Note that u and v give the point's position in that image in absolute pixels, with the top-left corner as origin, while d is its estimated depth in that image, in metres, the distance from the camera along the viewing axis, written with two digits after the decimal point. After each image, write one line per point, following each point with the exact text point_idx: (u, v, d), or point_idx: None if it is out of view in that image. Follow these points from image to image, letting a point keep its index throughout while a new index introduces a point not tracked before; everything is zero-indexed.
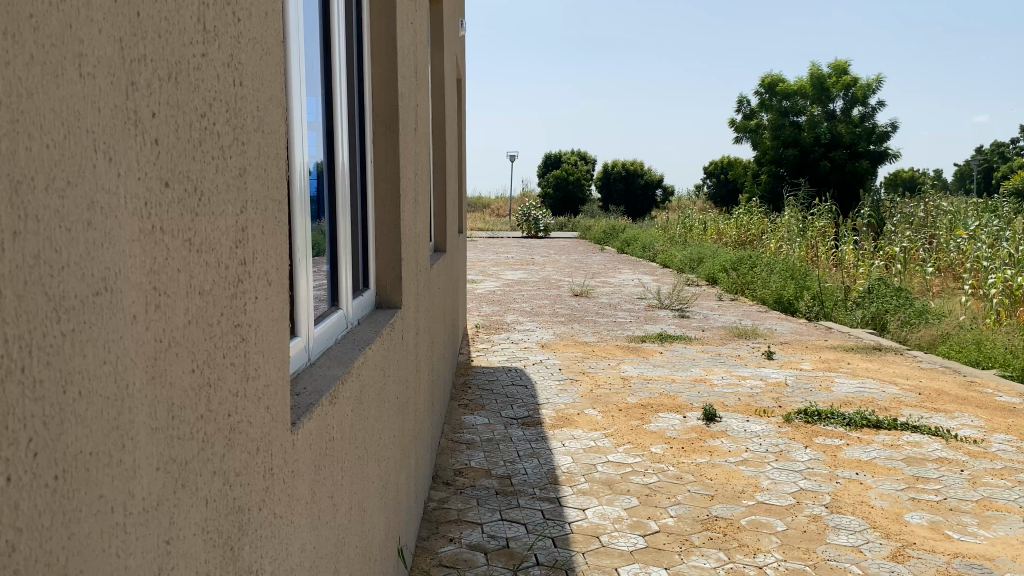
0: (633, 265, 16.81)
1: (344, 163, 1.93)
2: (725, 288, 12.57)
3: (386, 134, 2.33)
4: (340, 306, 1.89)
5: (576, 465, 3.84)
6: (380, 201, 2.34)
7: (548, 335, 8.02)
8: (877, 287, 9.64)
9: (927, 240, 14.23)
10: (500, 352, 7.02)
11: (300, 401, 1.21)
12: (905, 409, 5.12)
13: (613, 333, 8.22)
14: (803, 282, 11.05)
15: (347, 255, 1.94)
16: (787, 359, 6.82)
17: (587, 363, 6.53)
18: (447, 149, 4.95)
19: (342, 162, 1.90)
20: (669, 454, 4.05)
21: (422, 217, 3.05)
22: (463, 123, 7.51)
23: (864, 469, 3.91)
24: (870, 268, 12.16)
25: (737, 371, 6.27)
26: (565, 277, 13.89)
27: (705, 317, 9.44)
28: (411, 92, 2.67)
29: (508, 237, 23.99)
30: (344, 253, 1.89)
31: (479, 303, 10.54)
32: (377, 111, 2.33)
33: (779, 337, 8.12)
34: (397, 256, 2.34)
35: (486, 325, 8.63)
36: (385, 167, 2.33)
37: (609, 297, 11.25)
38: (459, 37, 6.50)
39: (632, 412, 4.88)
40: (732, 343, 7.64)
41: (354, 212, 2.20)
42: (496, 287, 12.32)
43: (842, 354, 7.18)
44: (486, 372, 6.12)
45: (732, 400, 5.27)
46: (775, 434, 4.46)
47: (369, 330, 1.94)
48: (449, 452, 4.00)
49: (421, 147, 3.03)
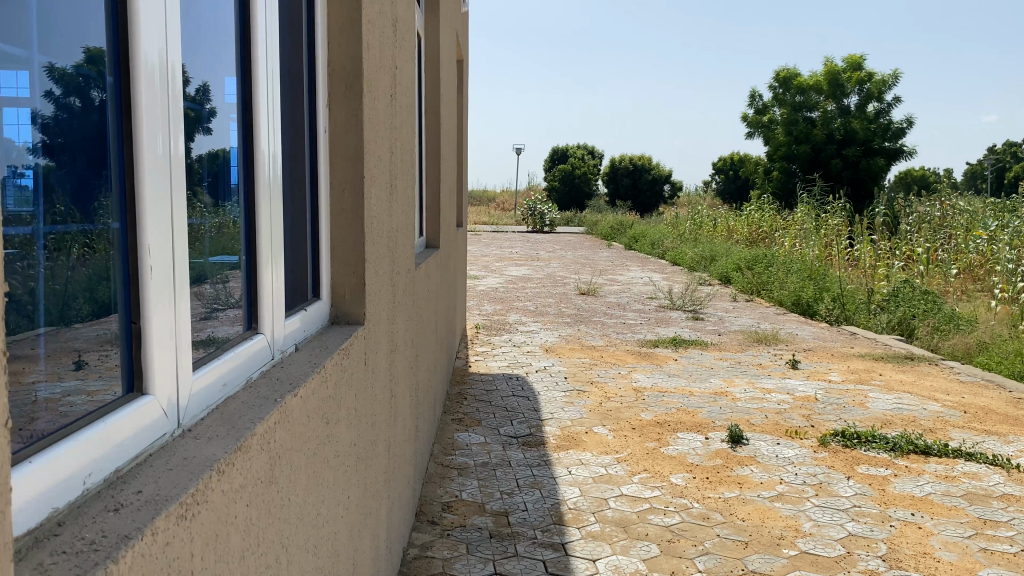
0: (642, 262, 16.27)
1: (275, 129, 1.38)
2: (739, 287, 12.03)
3: (345, 96, 1.78)
4: (260, 329, 1.34)
5: (585, 500, 3.29)
6: (336, 182, 1.79)
7: (553, 338, 7.46)
8: (903, 291, 9.11)
9: (946, 241, 13.67)
10: (500, 357, 6.48)
11: (104, 534, 0.68)
12: (953, 430, 4.56)
13: (623, 336, 7.67)
14: (822, 283, 10.50)
15: (276, 254, 1.38)
16: (813, 370, 6.27)
17: (595, 370, 5.97)
18: (444, 136, 4.42)
19: (269, 126, 1.35)
20: (691, 486, 3.50)
21: (404, 208, 2.51)
22: (465, 110, 6.97)
23: (921, 509, 3.35)
24: (890, 269, 11.62)
25: (760, 383, 5.71)
26: (572, 275, 13.33)
27: (720, 320, 8.88)
28: (387, 47, 2.13)
29: (513, 231, 23.49)
30: (266, 254, 1.33)
31: (480, 301, 9.99)
32: (335, 67, 1.78)
33: (802, 343, 7.57)
34: (359, 256, 1.79)
35: (487, 326, 8.08)
36: (345, 140, 1.78)
37: (617, 296, 10.71)
38: (458, 14, 5.96)
39: (647, 431, 4.33)
40: (751, 350, 7.08)
41: (297, 196, 1.65)
42: (499, 284, 11.76)
43: (872, 364, 6.63)
44: (484, 379, 5.58)
45: (758, 418, 4.71)
46: (812, 463, 3.92)
47: (307, 363, 1.39)
48: (438, 481, 3.46)
49: (403, 121, 2.49)
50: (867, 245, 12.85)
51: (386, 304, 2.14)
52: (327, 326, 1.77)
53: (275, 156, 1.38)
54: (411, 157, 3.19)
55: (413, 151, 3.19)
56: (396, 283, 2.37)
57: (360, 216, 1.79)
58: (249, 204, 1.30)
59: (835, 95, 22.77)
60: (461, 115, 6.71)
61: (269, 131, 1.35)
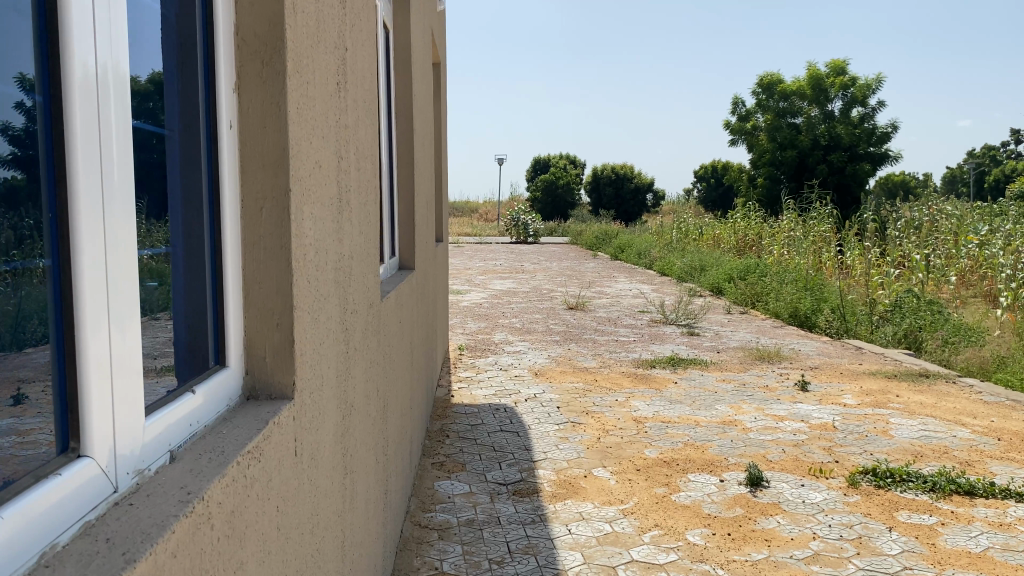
0: (630, 273, 15.82)
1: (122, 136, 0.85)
2: (732, 299, 11.59)
3: (261, 76, 1.26)
4: (86, 452, 0.78)
5: (589, 570, 2.77)
6: (249, 196, 1.27)
7: (543, 360, 6.94)
8: (907, 301, 8.69)
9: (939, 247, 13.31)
10: (486, 383, 5.95)
11: None
12: (993, 463, 4.09)
13: (616, 356, 7.18)
14: (819, 294, 10.08)
15: (122, 319, 0.84)
16: (825, 392, 5.79)
17: (590, 397, 5.45)
18: (417, 144, 3.91)
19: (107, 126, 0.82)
20: (711, 547, 2.98)
21: (363, 231, 2.00)
22: (443, 117, 6.48)
23: (982, 570, 2.84)
24: (887, 276, 11.23)
25: (770, 409, 5.21)
26: (559, 288, 12.82)
27: (717, 335, 8.39)
28: (332, 17, 1.61)
29: (496, 243, 23.03)
30: (97, 326, 0.79)
31: (463, 318, 9.44)
32: (247, 35, 1.25)
33: (807, 360, 7.09)
34: (286, 302, 1.28)
35: (472, 346, 7.56)
36: (263, 137, 1.26)
37: (607, 311, 10.23)
38: (434, 12, 5.47)
39: (654, 474, 3.83)
40: (755, 369, 6.59)
41: (179, 218, 1.14)
42: (483, 300, 11.22)
43: (885, 383, 6.16)
44: (469, 411, 5.06)
45: (776, 453, 4.22)
46: (845, 510, 3.42)
47: (174, 496, 0.86)
48: (414, 549, 2.93)
49: (359, 121, 1.97)
50: (861, 253, 12.46)
51: (334, 359, 1.62)
52: (236, 406, 1.24)
53: (125, 178, 0.85)
54: (377, 164, 2.66)
55: (382, 160, 2.66)
56: (352, 326, 1.85)
57: (285, 245, 1.27)
58: (60, 244, 0.76)
59: (819, 100, 22.49)
60: (437, 122, 6.18)
61: (105, 133, 0.81)
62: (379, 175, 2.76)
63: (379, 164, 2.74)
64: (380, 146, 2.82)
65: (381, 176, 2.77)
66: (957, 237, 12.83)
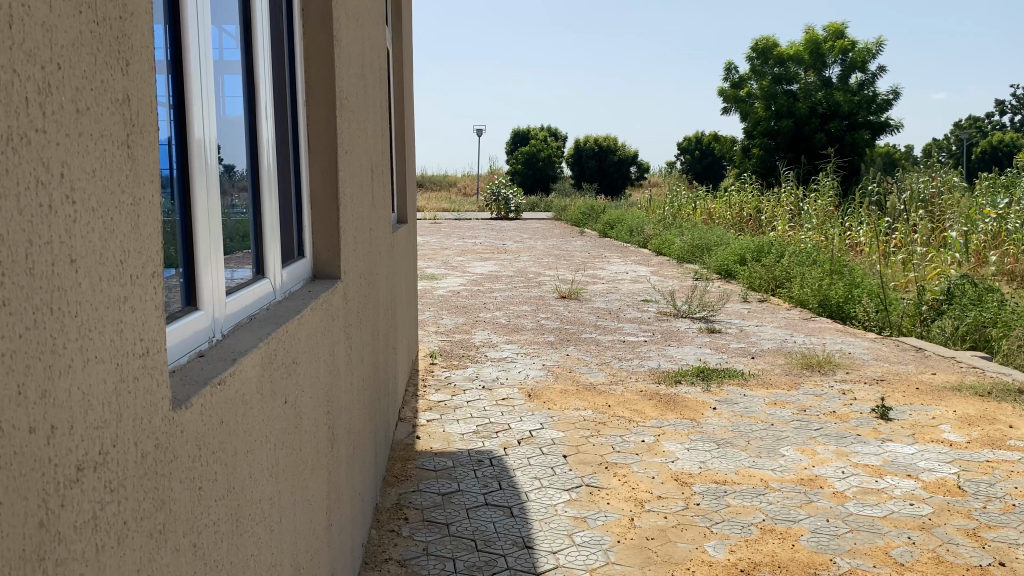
0: (622, 252, 14.37)
1: None
2: (745, 284, 10.16)
3: None
4: None
5: None
6: None
7: (536, 372, 5.43)
8: (963, 289, 7.28)
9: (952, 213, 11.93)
10: (463, 412, 4.48)
11: None
12: None
13: (629, 364, 5.72)
14: (850, 279, 8.64)
15: None
16: (912, 421, 4.35)
17: (604, 437, 3.99)
18: (345, 66, 2.34)
19: None
20: None
21: None
22: (404, 58, 4.94)
23: None
24: (919, 254, 9.85)
25: (857, 456, 3.76)
26: (547, 271, 11.31)
27: (743, 333, 6.94)
28: None
29: (477, 219, 21.49)
30: None
31: (438, 312, 7.92)
32: None
33: (866, 369, 5.66)
34: None
35: (447, 352, 6.06)
36: None
37: (606, 299, 8.76)
38: None
39: None
40: (807, 384, 5.16)
41: None
42: (461, 287, 9.66)
43: (981, 403, 4.75)
44: (439, 463, 3.59)
45: (902, 548, 2.78)
46: None
47: None
48: None
49: None
50: (882, 229, 11.08)
51: None
52: None
53: None
54: (168, 70, 1.15)
55: (183, 68, 1.17)
56: None
57: None
58: None
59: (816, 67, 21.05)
60: (395, 65, 4.65)
61: None
62: (183, 86, 1.19)
63: (186, 71, 1.20)
64: (197, 27, 1.24)
65: (195, 97, 1.22)
66: (980, 208, 11.53)
